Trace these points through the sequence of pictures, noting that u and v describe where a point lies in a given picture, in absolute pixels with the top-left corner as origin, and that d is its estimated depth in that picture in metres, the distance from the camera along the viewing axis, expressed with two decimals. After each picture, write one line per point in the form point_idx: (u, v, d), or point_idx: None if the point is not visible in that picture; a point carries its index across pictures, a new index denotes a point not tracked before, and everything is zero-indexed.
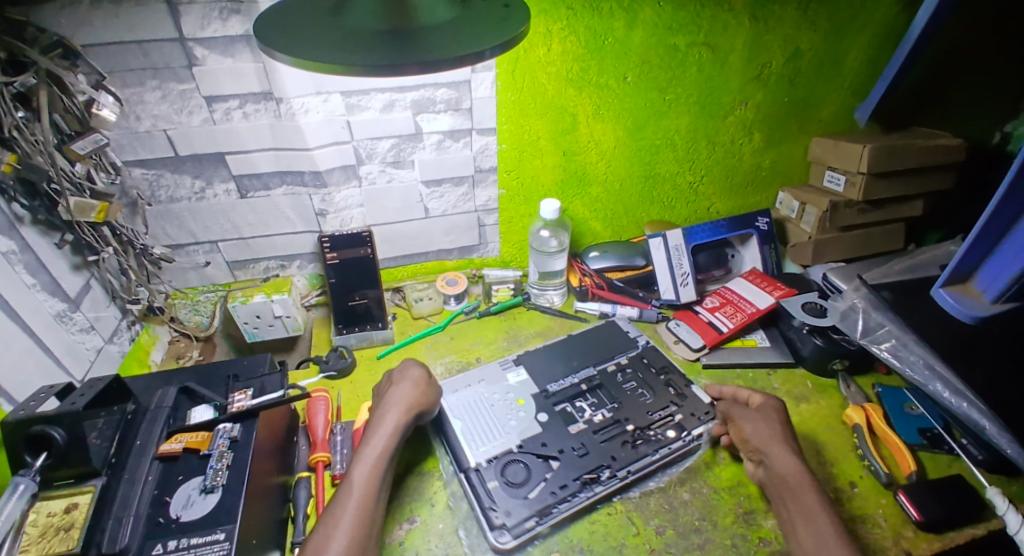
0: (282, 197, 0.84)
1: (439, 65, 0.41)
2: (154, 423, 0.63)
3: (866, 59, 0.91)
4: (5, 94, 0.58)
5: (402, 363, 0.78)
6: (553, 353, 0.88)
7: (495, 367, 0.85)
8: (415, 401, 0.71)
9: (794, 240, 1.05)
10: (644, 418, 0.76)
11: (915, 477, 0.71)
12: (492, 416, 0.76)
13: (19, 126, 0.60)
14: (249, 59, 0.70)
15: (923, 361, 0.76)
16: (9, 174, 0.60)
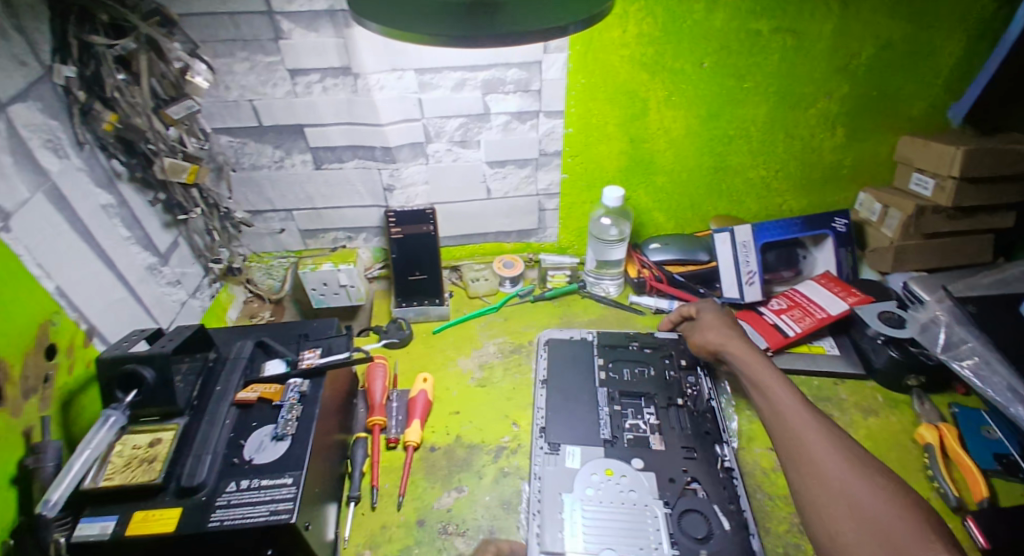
0: (353, 170, 0.87)
1: (522, 38, 0.41)
2: (233, 372, 0.69)
3: (962, 57, 0.83)
4: (106, 55, 0.62)
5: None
6: (563, 403, 0.78)
7: (544, 471, 0.69)
8: None
9: (872, 245, 0.98)
10: (678, 393, 0.78)
11: (986, 504, 0.64)
12: (609, 511, 0.63)
13: (120, 88, 0.64)
14: (331, 34, 0.72)
15: (1007, 383, 0.69)
16: (108, 132, 0.65)
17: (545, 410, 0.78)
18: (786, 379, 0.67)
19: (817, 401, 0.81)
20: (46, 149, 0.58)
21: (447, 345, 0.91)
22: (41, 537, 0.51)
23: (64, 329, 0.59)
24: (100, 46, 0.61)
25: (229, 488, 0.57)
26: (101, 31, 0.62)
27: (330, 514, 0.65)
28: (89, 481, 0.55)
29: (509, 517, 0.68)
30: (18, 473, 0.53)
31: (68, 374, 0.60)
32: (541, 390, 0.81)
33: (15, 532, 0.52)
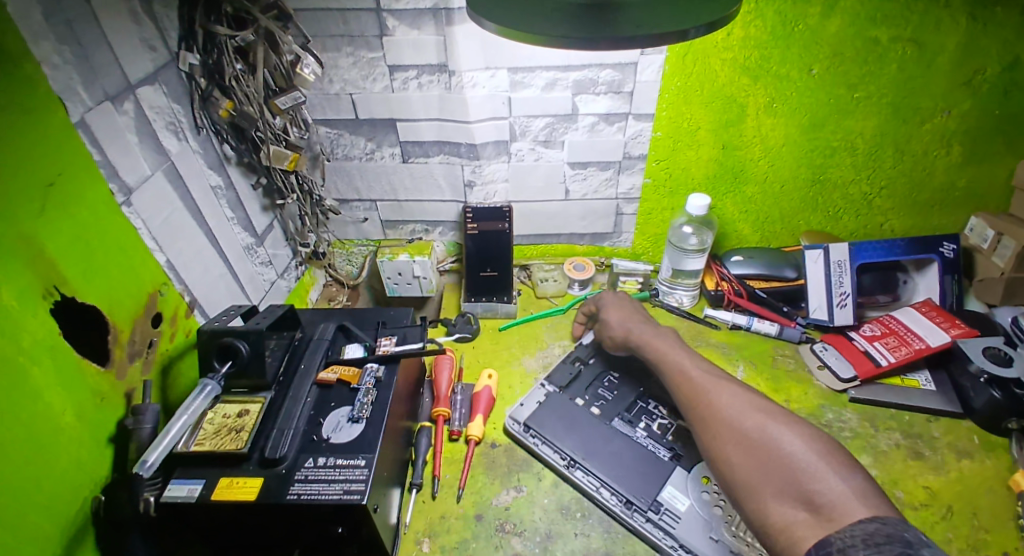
0: (437, 165, 0.89)
1: (636, 41, 0.40)
2: (316, 352, 0.73)
3: None
4: (227, 45, 0.67)
5: None
6: (606, 458, 0.71)
7: (677, 530, 0.64)
8: None
9: (980, 275, 0.89)
10: (652, 373, 0.83)
11: None
12: (745, 522, 0.63)
13: (236, 77, 0.69)
14: (432, 32, 0.74)
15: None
16: (223, 118, 0.70)
17: (599, 479, 0.69)
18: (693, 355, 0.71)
19: (908, 438, 0.75)
20: (168, 130, 0.63)
21: (513, 342, 0.92)
22: (133, 494, 0.54)
23: (171, 300, 0.65)
24: (222, 35, 0.65)
25: (307, 464, 0.59)
26: (224, 21, 0.67)
27: (393, 497, 0.66)
28: (183, 444, 0.60)
29: (566, 523, 0.67)
30: (118, 431, 0.57)
31: (169, 341, 0.65)
32: (577, 470, 0.71)
33: (105, 488, 0.55)
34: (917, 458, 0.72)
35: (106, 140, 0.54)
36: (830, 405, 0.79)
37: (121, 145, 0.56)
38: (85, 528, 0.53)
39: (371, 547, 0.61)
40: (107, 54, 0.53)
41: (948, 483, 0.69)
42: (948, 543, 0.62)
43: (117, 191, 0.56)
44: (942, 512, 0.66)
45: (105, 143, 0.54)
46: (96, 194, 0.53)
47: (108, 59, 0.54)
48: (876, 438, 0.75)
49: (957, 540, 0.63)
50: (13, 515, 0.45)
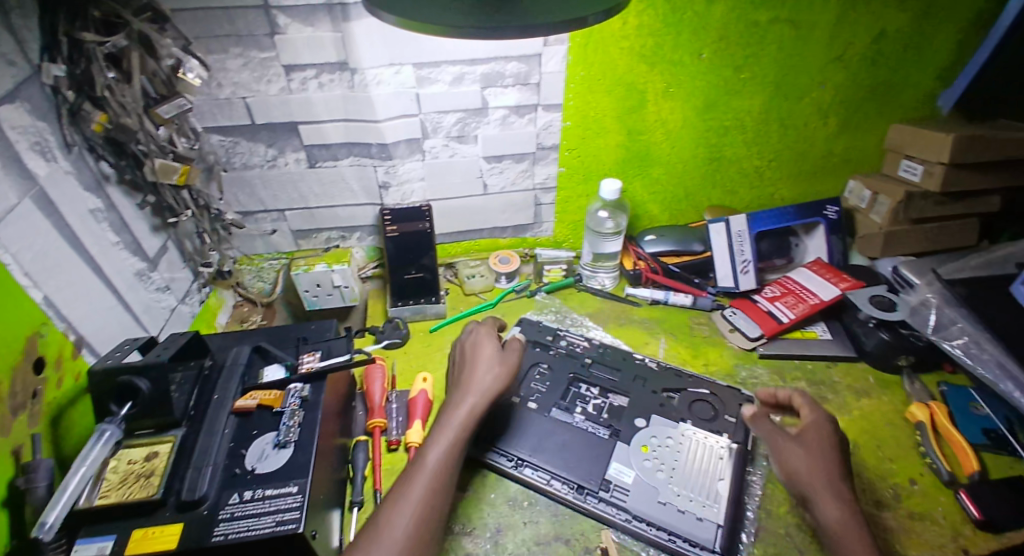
0: (348, 168, 0.85)
1: (532, 29, 0.41)
2: (230, 379, 0.67)
3: (957, 43, 0.86)
4: (97, 53, 0.59)
5: (482, 337, 0.76)
6: (553, 452, 0.72)
7: (628, 502, 0.66)
8: (487, 389, 0.67)
9: (861, 232, 1.00)
10: (580, 356, 0.86)
11: (978, 477, 0.68)
12: (686, 480, 0.68)
13: (109, 86, 0.61)
14: (328, 28, 0.70)
15: (995, 361, 0.73)
16: (97, 133, 0.62)
17: (548, 473, 0.70)
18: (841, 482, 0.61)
19: (811, 385, 0.83)
20: (35, 151, 0.55)
21: (446, 343, 0.91)
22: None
23: (53, 341, 0.56)
24: (90, 42, 0.58)
25: (233, 500, 0.55)
26: (93, 27, 0.59)
27: (335, 519, 0.64)
28: (84, 499, 0.53)
29: (515, 514, 0.68)
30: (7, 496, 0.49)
31: (56, 390, 0.57)
32: (525, 469, 0.71)
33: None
34: (820, 402, 0.81)
35: None
36: (743, 363, 0.86)
37: None
38: None
39: None
40: None
41: (853, 420, 0.78)
42: (859, 475, 0.71)
43: None
44: (849, 447, 0.74)
45: None
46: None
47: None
48: (784, 388, 0.82)
49: (866, 471, 0.71)
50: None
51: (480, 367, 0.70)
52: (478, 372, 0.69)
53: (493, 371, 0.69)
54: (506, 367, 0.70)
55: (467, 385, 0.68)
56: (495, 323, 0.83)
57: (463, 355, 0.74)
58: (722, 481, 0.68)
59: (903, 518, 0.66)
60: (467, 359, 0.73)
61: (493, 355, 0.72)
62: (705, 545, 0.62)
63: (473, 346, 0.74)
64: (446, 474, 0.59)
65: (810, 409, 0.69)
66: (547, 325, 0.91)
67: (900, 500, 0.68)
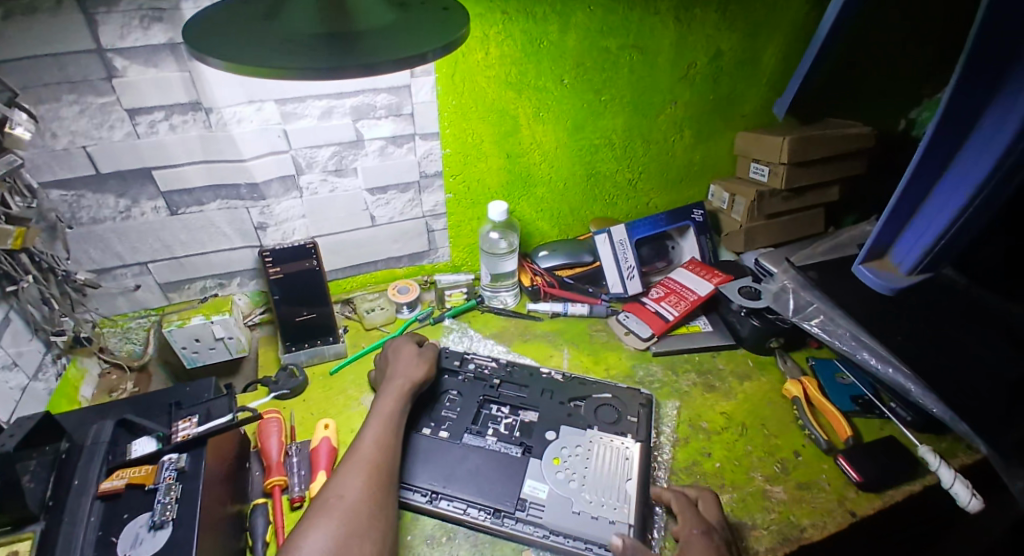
0: (217, 212, 0.80)
1: (378, 67, 0.40)
2: (92, 460, 0.59)
3: (780, 57, 0.99)
4: None
5: (399, 338, 0.85)
6: (466, 479, 0.71)
7: (545, 518, 0.66)
8: (410, 373, 0.78)
9: (726, 230, 1.11)
10: (488, 377, 0.86)
11: (852, 442, 0.77)
12: (597, 485, 0.70)
13: None
14: (174, 68, 0.66)
15: (850, 332, 0.83)
16: None
17: (464, 502, 0.68)
18: None
19: (701, 376, 0.90)
20: None
21: (348, 384, 0.87)
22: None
23: None
24: None
25: None
26: None
27: None
28: None
29: (433, 551, 0.65)
30: None
31: None
32: (441, 501, 0.68)
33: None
34: (709, 390, 0.87)
35: None
36: (640, 363, 0.91)
37: None
38: None
39: None
40: None
41: (738, 404, 0.85)
42: (750, 455, 0.77)
43: None
44: (738, 430, 0.81)
45: None
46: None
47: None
48: (678, 382, 0.88)
49: (754, 450, 0.77)
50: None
51: (400, 358, 0.80)
52: (401, 362, 0.80)
53: (415, 361, 0.80)
54: (425, 357, 0.82)
55: (394, 374, 0.78)
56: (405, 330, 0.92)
57: (383, 359, 0.83)
58: (630, 481, 0.70)
59: (793, 490, 0.72)
60: (388, 359, 0.82)
61: (412, 347, 0.83)
62: (618, 547, 0.63)
63: (392, 347, 0.83)
64: (387, 446, 0.66)
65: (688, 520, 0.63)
66: (453, 349, 0.90)
67: (787, 472, 0.74)
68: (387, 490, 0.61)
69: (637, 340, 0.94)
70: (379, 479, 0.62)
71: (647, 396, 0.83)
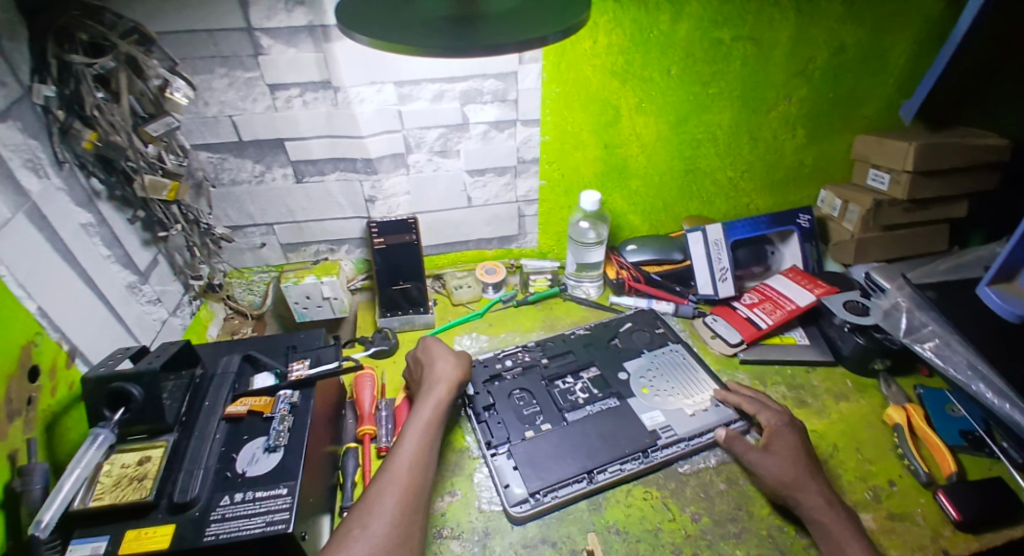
0: (334, 182, 0.88)
1: (498, 49, 0.43)
2: (221, 387, 0.68)
3: (910, 58, 0.90)
4: (86, 74, 0.62)
5: (429, 341, 0.84)
6: (602, 446, 0.74)
7: (678, 431, 0.75)
8: (450, 379, 0.76)
9: (835, 239, 1.03)
10: (535, 359, 0.87)
11: (955, 478, 0.69)
12: (687, 392, 0.81)
13: (99, 106, 0.64)
14: (311, 49, 0.74)
15: (967, 361, 0.76)
16: (88, 151, 0.65)
17: (616, 463, 0.72)
18: (810, 467, 0.66)
19: (792, 390, 0.84)
20: (27, 169, 0.58)
21: None
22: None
23: (46, 350, 0.59)
24: (79, 64, 0.61)
25: (224, 502, 0.56)
26: (82, 50, 0.62)
27: (324, 524, 0.65)
28: (78, 501, 0.54)
29: (500, 518, 0.68)
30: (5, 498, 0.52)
31: (51, 397, 0.60)
32: (598, 475, 0.71)
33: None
34: (801, 405, 0.82)
35: None
36: (725, 369, 0.88)
37: None
38: None
39: None
40: None
41: (832, 424, 0.79)
42: (840, 477, 0.71)
43: None
44: (830, 450, 0.75)
45: None
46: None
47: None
48: (766, 392, 0.84)
49: (846, 473, 0.72)
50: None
51: (436, 367, 0.78)
52: (437, 371, 0.77)
53: (453, 368, 0.78)
54: (458, 364, 0.79)
55: (429, 383, 0.75)
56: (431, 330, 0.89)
57: (416, 366, 0.81)
58: (702, 374, 0.84)
59: (884, 519, 0.66)
60: (425, 363, 0.80)
61: (449, 353, 0.81)
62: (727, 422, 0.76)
63: (423, 353, 0.82)
64: (423, 462, 0.64)
65: (772, 415, 0.73)
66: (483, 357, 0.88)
67: (880, 500, 0.68)
68: (418, 513, 0.59)
69: (722, 346, 0.90)
70: (411, 500, 0.59)
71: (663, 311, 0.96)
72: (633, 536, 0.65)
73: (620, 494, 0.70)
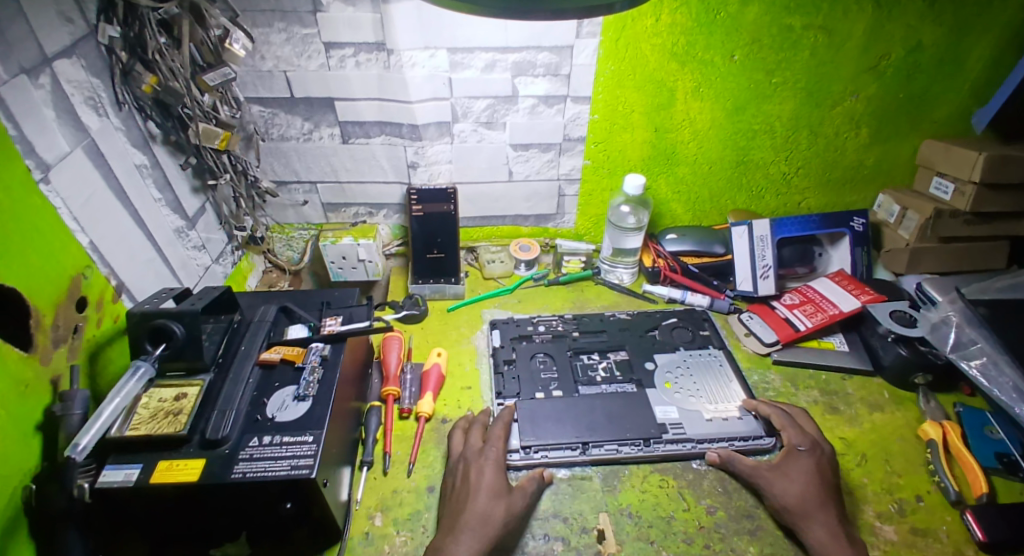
0: (379, 146, 0.88)
1: (564, 13, 0.42)
2: (257, 333, 0.70)
3: (990, 62, 0.84)
4: (150, 18, 0.63)
5: (479, 467, 0.65)
6: (605, 426, 0.74)
7: (689, 433, 0.74)
8: (483, 531, 0.58)
9: (887, 246, 0.98)
10: (569, 329, 0.89)
11: (986, 499, 0.66)
12: (713, 394, 0.79)
13: (160, 51, 0.66)
14: (368, 8, 0.73)
15: (1013, 384, 0.72)
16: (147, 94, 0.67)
17: (615, 443, 0.72)
18: (823, 497, 0.62)
19: (824, 395, 0.82)
20: (88, 105, 0.60)
21: (462, 323, 0.93)
22: (65, 482, 0.51)
23: (95, 284, 0.62)
24: (145, 7, 0.63)
25: (251, 443, 0.57)
26: None
27: (344, 476, 0.67)
28: (116, 429, 0.57)
29: None
30: (45, 420, 0.55)
31: (96, 328, 0.63)
32: (593, 449, 0.72)
33: (37, 478, 0.53)
34: (831, 412, 0.79)
35: (21, 114, 0.51)
36: (756, 368, 0.86)
37: (36, 121, 0.53)
38: (17, 518, 0.52)
39: (322, 525, 0.62)
40: (21, 25, 0.51)
41: (862, 433, 0.77)
42: (864, 487, 0.69)
43: (33, 168, 0.53)
44: (857, 459, 0.73)
45: (21, 118, 0.51)
46: (12, 170, 0.50)
47: (22, 29, 0.51)
48: (796, 396, 0.82)
49: (871, 484, 0.70)
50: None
51: (469, 507, 0.60)
52: (467, 515, 0.59)
53: (493, 515, 0.60)
54: (503, 511, 0.61)
55: (455, 528, 0.58)
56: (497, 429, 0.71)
57: (456, 487, 0.64)
58: (732, 381, 0.81)
59: (905, 533, 0.64)
60: (463, 494, 0.62)
61: (496, 493, 0.62)
62: (751, 436, 0.73)
63: (464, 482, 0.64)
64: None
65: (795, 434, 0.69)
66: (522, 317, 0.92)
67: (904, 514, 0.66)
68: None
69: (756, 346, 0.88)
70: None
71: (705, 312, 0.93)
72: (645, 521, 0.65)
73: (637, 478, 0.70)
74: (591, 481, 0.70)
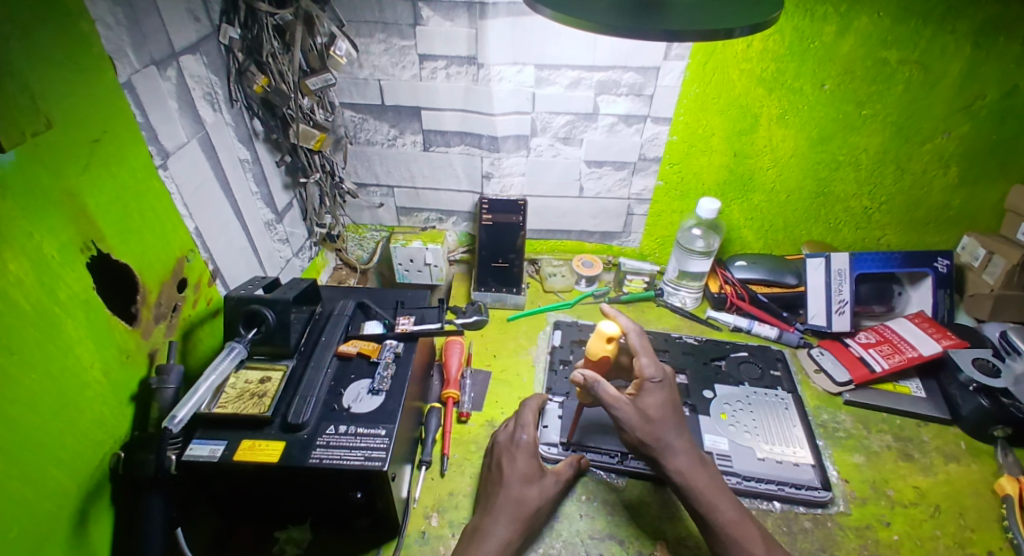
0: (457, 155, 0.92)
1: (680, 36, 0.40)
2: (336, 327, 0.73)
3: None
4: (267, 23, 0.69)
5: (512, 446, 0.68)
6: None
7: (735, 467, 0.70)
8: (523, 500, 0.62)
9: (971, 291, 0.93)
10: None
11: None
12: (774, 432, 0.75)
13: (273, 55, 0.71)
14: (465, 24, 0.76)
15: None
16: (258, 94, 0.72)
17: None
18: (677, 433, 0.65)
19: (897, 440, 0.78)
20: (205, 101, 0.65)
21: (521, 333, 0.94)
22: (156, 453, 0.53)
23: (196, 267, 0.67)
24: (263, 13, 0.68)
25: (329, 431, 0.59)
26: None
27: (405, 473, 0.68)
28: (205, 406, 0.60)
29: (571, 504, 0.68)
30: (140, 390, 0.58)
31: (192, 308, 0.67)
32: (630, 461, 0.72)
33: (124, 447, 0.56)
34: (904, 459, 0.75)
35: (148, 104, 0.56)
36: (825, 407, 0.83)
37: (161, 110, 0.58)
38: (101, 484, 0.54)
39: (383, 518, 0.63)
40: (154, 19, 0.56)
41: (936, 483, 0.72)
42: (936, 540, 0.65)
43: (155, 154, 0.58)
44: (929, 511, 0.69)
45: (148, 107, 0.56)
46: (135, 155, 0.55)
47: (156, 26, 0.56)
48: (868, 439, 0.78)
49: (944, 537, 0.65)
50: (7, 447, 0.43)
51: (505, 493, 0.63)
52: (504, 499, 0.62)
53: (526, 482, 0.64)
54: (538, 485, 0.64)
55: (492, 509, 0.61)
56: (529, 415, 0.72)
57: (491, 470, 0.68)
58: (795, 427, 0.76)
59: None
60: (501, 473, 0.65)
61: (524, 468, 0.65)
62: (805, 485, 0.69)
63: (503, 456, 0.68)
64: None
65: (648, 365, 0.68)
66: (585, 323, 0.95)
67: None
68: None
69: (824, 383, 0.85)
70: None
71: (779, 352, 0.90)
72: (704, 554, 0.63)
73: None
74: (648, 504, 0.68)
